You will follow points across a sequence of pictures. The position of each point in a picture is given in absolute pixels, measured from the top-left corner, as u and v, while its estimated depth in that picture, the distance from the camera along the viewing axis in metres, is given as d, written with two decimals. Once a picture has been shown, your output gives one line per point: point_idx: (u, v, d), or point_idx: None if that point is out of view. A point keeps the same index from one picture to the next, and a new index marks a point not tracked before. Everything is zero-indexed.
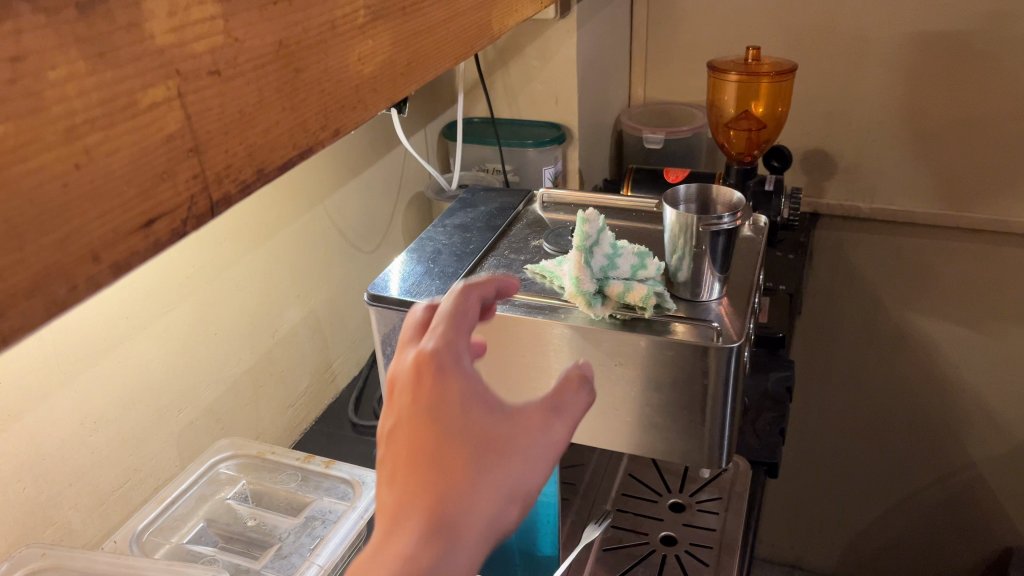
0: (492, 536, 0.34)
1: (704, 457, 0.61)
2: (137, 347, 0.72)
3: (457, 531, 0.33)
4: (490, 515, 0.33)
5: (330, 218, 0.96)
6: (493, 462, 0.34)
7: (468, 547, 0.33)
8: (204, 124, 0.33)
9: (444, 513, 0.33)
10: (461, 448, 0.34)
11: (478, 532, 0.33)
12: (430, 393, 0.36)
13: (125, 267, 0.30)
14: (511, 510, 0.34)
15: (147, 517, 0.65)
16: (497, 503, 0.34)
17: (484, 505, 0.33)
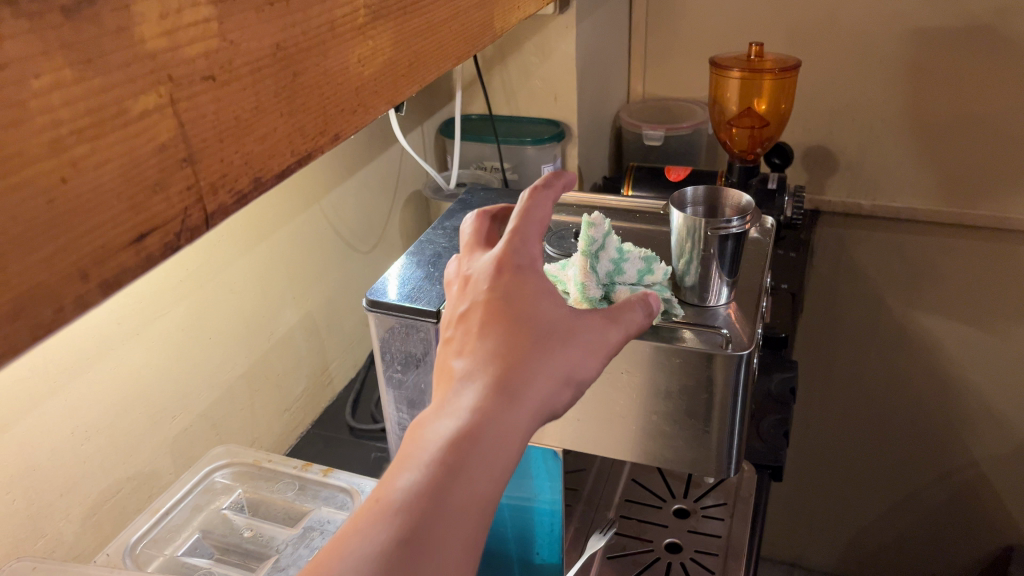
0: (548, 403, 0.44)
1: (712, 466, 0.59)
2: (130, 353, 0.70)
3: (521, 392, 0.43)
4: (548, 384, 0.44)
5: (327, 218, 0.95)
6: (553, 346, 0.46)
7: (530, 405, 0.43)
8: (198, 132, 0.31)
9: (515, 377, 0.44)
10: (531, 333, 0.45)
11: (538, 394, 0.44)
12: (509, 287, 0.47)
13: (116, 285, 0.29)
14: (564, 388, 0.45)
15: (140, 529, 0.63)
16: (555, 379, 0.45)
17: (545, 379, 0.44)
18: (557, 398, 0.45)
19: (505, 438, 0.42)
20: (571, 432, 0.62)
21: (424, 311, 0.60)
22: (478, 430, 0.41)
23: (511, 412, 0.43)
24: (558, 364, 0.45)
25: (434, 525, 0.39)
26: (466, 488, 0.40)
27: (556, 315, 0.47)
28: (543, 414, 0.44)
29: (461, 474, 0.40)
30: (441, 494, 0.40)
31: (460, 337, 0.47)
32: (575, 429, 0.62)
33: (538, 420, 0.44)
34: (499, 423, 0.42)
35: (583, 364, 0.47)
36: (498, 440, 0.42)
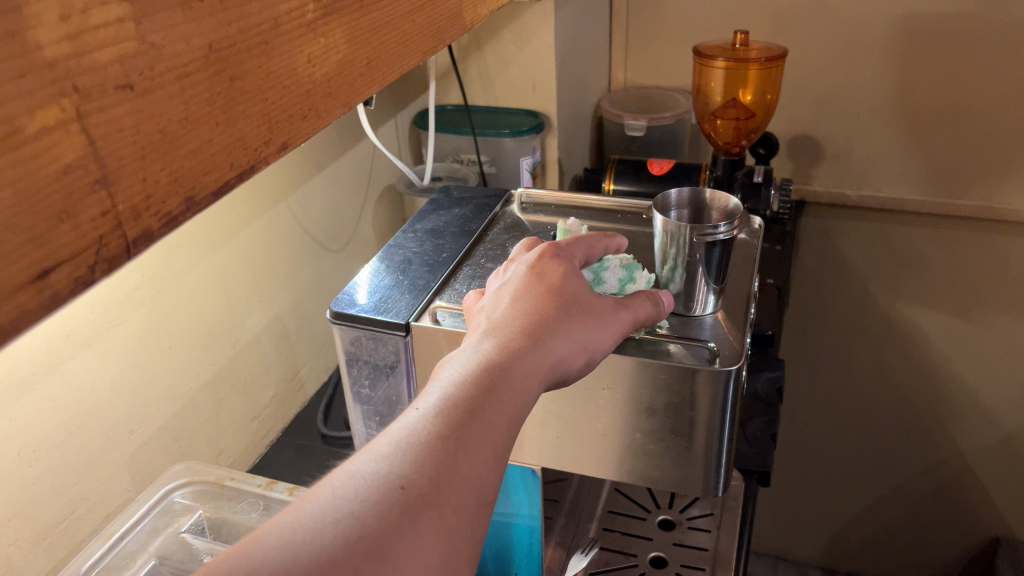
0: (568, 361, 0.47)
1: (699, 485, 0.56)
2: (82, 365, 0.66)
3: (546, 341, 0.46)
4: (570, 340, 0.47)
5: (294, 217, 0.90)
6: (576, 312, 0.49)
7: (553, 355, 0.46)
8: (114, 149, 0.27)
9: (542, 328, 0.46)
10: (559, 296, 0.49)
11: (559, 348, 0.46)
12: (540, 265, 0.51)
13: (15, 329, 0.25)
14: (583, 351, 0.48)
15: (91, 556, 0.59)
16: (576, 340, 0.47)
17: (568, 335, 0.47)
18: (577, 358, 0.47)
19: (529, 376, 0.44)
20: (550, 449, 0.58)
21: (393, 324, 0.56)
22: (508, 365, 0.43)
23: (537, 356, 0.45)
24: (580, 328, 0.48)
25: (470, 427, 0.39)
26: (499, 408, 0.41)
27: (580, 292, 0.50)
28: (560, 371, 0.46)
29: (494, 395, 0.41)
30: (478, 407, 0.40)
31: (488, 301, 0.50)
32: (554, 447, 0.58)
33: (555, 374, 0.46)
34: (526, 365, 0.44)
35: (600, 332, 0.49)
36: (527, 378, 0.44)
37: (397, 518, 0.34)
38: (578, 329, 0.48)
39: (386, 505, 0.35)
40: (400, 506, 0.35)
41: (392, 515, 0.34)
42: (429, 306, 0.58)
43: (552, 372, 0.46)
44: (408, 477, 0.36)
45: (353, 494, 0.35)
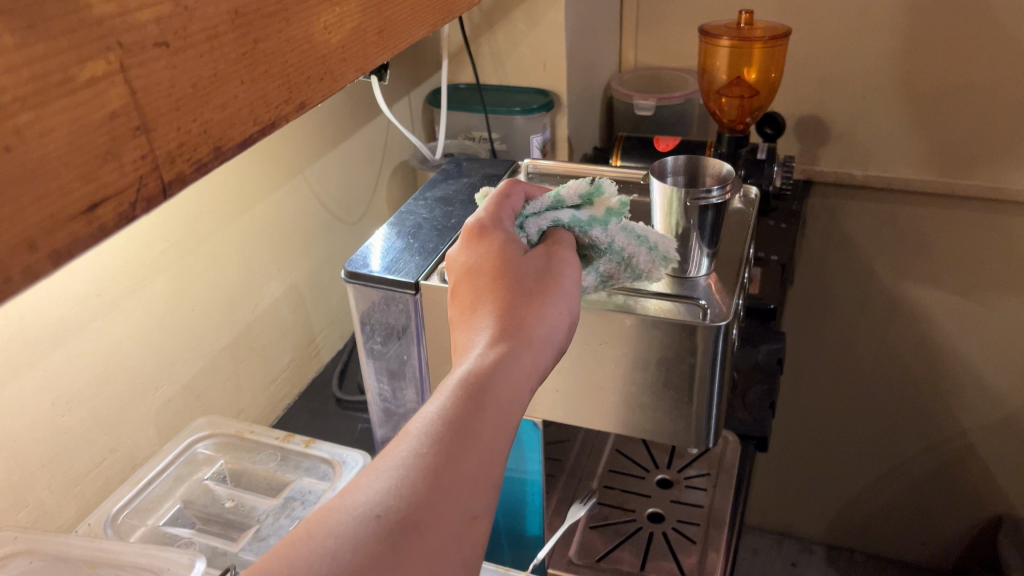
0: (555, 346, 0.47)
1: (690, 438, 0.59)
2: (110, 324, 0.70)
3: (533, 336, 0.46)
4: (545, 330, 0.46)
5: (311, 189, 0.94)
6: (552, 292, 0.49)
7: (531, 351, 0.45)
8: (152, 100, 0.30)
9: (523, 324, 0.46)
10: (523, 286, 0.48)
11: (538, 345, 0.46)
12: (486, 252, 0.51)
13: (67, 255, 0.28)
14: (567, 328, 0.48)
15: (122, 498, 0.64)
16: (562, 326, 0.48)
17: (554, 323, 0.47)
18: (562, 341, 0.48)
19: (512, 375, 0.43)
20: (551, 403, 0.62)
21: (403, 283, 0.60)
22: (499, 369, 0.43)
23: (516, 356, 0.44)
24: (561, 310, 0.48)
25: (455, 444, 0.39)
26: (495, 414, 0.41)
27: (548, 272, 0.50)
28: (544, 366, 0.46)
29: (490, 405, 0.41)
30: (474, 420, 0.40)
31: (458, 310, 0.49)
32: (555, 400, 0.62)
33: (543, 368, 0.46)
34: (507, 368, 0.43)
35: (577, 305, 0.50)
36: (523, 376, 0.44)
37: (380, 549, 0.34)
38: (560, 312, 0.48)
39: (380, 533, 0.35)
40: (382, 536, 0.35)
41: (377, 547, 0.34)
42: (438, 266, 0.61)
43: (544, 362, 0.46)
44: (389, 505, 0.36)
45: (332, 532, 0.35)
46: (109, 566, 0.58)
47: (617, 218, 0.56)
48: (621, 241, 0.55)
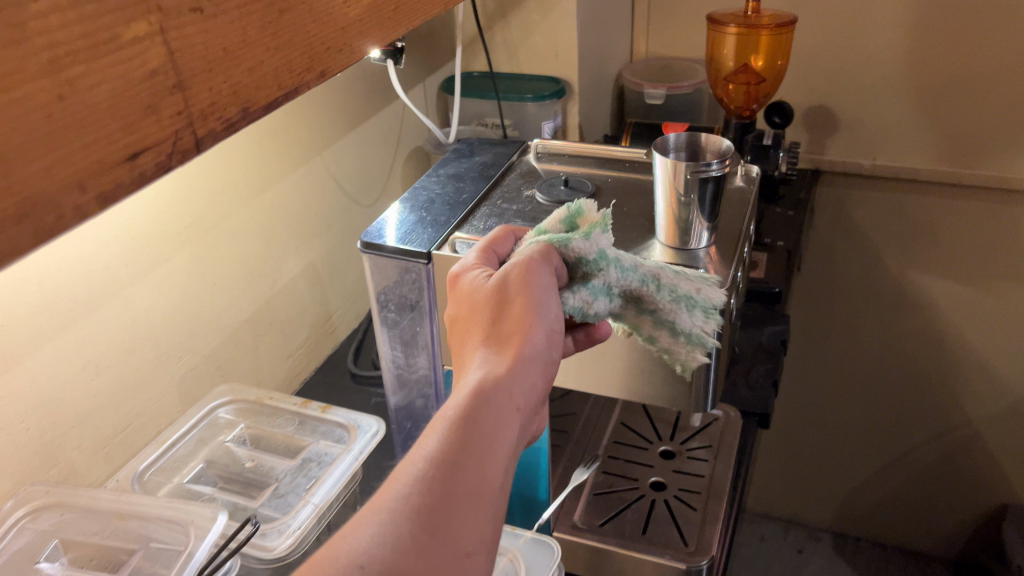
0: (530, 369, 0.50)
1: (689, 402, 0.62)
2: (137, 294, 0.73)
3: (501, 372, 0.48)
4: (524, 367, 0.49)
5: (329, 170, 0.97)
6: (518, 321, 0.51)
7: (510, 388, 0.48)
8: (187, 61, 0.33)
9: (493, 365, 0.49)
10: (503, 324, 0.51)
11: (518, 383, 0.48)
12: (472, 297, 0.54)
13: (111, 198, 0.31)
14: (541, 347, 0.51)
15: (148, 457, 0.67)
16: (533, 349, 0.50)
17: (524, 351, 0.50)
18: (540, 361, 0.50)
19: (492, 420, 0.46)
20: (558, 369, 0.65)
21: (416, 253, 0.63)
22: (471, 419, 0.46)
23: (496, 396, 0.47)
24: (531, 335, 0.50)
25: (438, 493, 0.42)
26: (472, 453, 0.44)
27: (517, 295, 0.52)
28: (526, 401, 0.49)
29: (466, 448, 0.44)
30: (454, 464, 0.43)
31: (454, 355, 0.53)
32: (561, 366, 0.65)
33: (524, 403, 0.48)
34: (486, 413, 0.46)
35: (552, 320, 0.52)
36: (495, 412, 0.46)
37: None
38: (530, 338, 0.50)
39: None
40: None
41: None
42: (449, 238, 0.64)
43: (520, 388, 0.48)
44: (373, 555, 0.39)
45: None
46: (134, 517, 0.62)
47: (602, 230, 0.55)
48: (634, 262, 0.55)
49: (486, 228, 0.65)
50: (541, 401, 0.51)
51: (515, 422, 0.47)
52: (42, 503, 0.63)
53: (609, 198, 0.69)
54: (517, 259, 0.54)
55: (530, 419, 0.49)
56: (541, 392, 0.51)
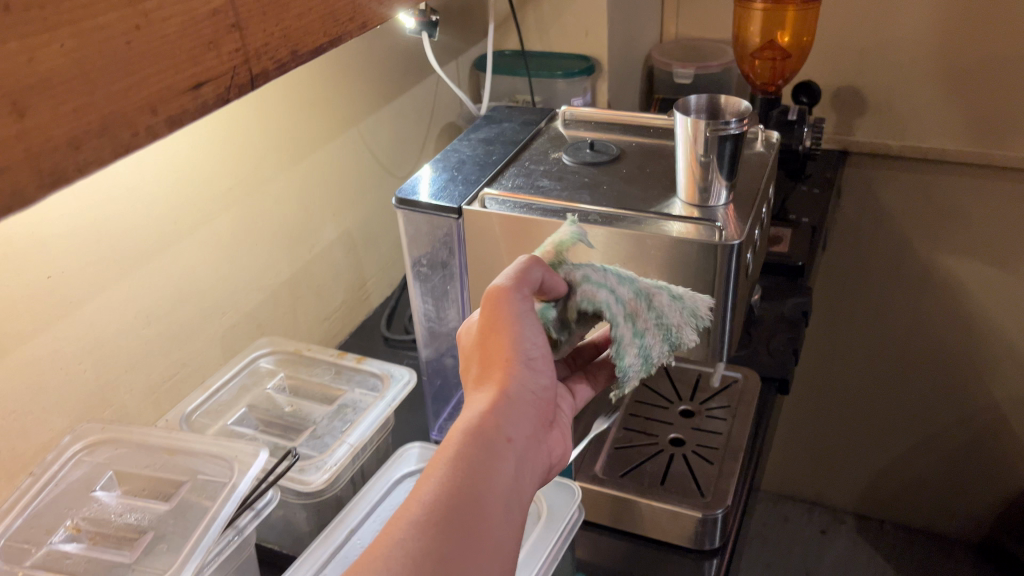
0: (513, 401, 0.51)
1: (705, 352, 0.65)
2: (184, 250, 0.77)
3: (485, 409, 0.50)
4: (513, 407, 0.51)
5: (365, 141, 1.01)
6: (501, 355, 0.52)
7: (501, 429, 0.49)
8: (245, 3, 0.37)
9: (478, 403, 0.50)
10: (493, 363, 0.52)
11: (509, 423, 0.50)
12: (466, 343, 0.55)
13: (177, 122, 0.35)
14: (521, 378, 0.52)
15: (195, 401, 0.72)
16: (514, 382, 0.51)
17: (505, 385, 0.51)
18: (524, 391, 0.52)
19: (486, 462, 0.47)
20: None
21: (447, 208, 0.67)
22: (466, 463, 0.47)
23: (489, 439, 0.48)
24: (510, 369, 0.52)
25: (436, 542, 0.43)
26: (466, 493, 0.45)
27: (494, 330, 0.53)
28: (519, 439, 0.50)
29: (460, 492, 0.46)
30: (451, 505, 0.45)
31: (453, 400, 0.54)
32: None
33: (518, 442, 0.50)
34: (479, 457, 0.47)
35: (532, 349, 0.53)
36: (483, 449, 0.48)
37: None
38: (509, 373, 0.52)
39: None
40: None
41: None
42: (479, 194, 0.68)
43: (507, 420, 0.50)
44: None
45: None
46: (183, 453, 0.66)
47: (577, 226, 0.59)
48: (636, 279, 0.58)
49: (515, 185, 0.69)
50: (537, 428, 0.53)
51: (508, 457, 0.49)
52: (98, 438, 0.68)
53: (633, 161, 0.72)
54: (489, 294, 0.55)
55: (527, 447, 0.51)
56: (534, 420, 0.52)
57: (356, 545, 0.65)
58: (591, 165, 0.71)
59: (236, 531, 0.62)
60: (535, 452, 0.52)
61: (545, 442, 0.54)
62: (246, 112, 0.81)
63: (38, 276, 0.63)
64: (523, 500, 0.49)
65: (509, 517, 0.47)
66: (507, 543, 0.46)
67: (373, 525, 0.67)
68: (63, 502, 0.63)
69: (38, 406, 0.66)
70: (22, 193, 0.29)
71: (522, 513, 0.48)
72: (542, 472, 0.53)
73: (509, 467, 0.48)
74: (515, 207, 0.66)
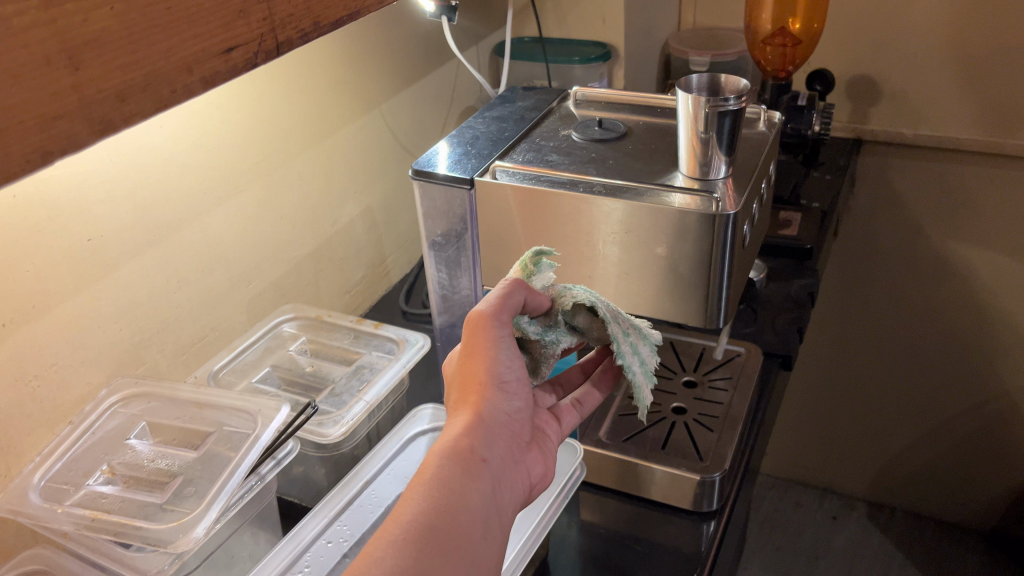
0: (488, 424, 0.54)
1: (703, 318, 0.69)
2: (213, 219, 0.82)
3: (461, 431, 0.52)
4: (488, 431, 0.54)
5: (387, 122, 1.05)
6: (478, 381, 0.55)
7: (477, 451, 0.52)
8: None
9: (455, 426, 0.53)
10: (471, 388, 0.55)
11: (484, 446, 0.53)
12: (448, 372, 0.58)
13: (210, 82, 0.39)
14: (497, 401, 0.55)
15: (223, 359, 0.78)
16: (489, 405, 0.54)
17: (481, 408, 0.54)
18: (499, 414, 0.55)
19: (463, 482, 0.50)
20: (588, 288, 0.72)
21: (461, 179, 0.71)
22: (444, 484, 0.49)
23: (466, 460, 0.51)
24: (486, 393, 0.55)
25: (419, 552, 0.45)
26: (443, 509, 0.48)
27: (471, 356, 0.56)
28: (494, 461, 0.53)
29: (438, 508, 0.48)
30: (430, 522, 0.47)
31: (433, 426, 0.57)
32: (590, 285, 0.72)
33: (493, 464, 0.53)
34: (456, 477, 0.50)
35: (507, 374, 0.56)
36: (461, 470, 0.50)
37: None
38: (485, 397, 0.55)
39: None
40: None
41: None
42: (491, 166, 0.72)
43: (481, 441, 0.53)
44: None
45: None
46: (210, 406, 0.71)
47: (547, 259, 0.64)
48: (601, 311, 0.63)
49: (525, 159, 0.73)
50: (513, 448, 0.55)
51: (484, 476, 0.51)
52: (132, 391, 0.72)
53: (639, 138, 0.75)
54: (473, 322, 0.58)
55: (502, 467, 0.53)
56: (508, 441, 0.55)
57: (371, 496, 0.69)
58: (599, 141, 0.75)
59: (258, 477, 0.66)
60: (510, 471, 0.54)
61: (522, 462, 0.56)
62: (272, 89, 0.85)
63: (78, 237, 0.68)
64: (499, 517, 0.51)
65: (485, 533, 0.49)
66: (482, 558, 0.48)
67: (389, 478, 0.71)
68: (99, 448, 0.68)
69: (78, 360, 0.71)
70: (76, 138, 0.33)
71: (497, 530, 0.51)
72: (519, 491, 0.56)
73: (485, 486, 0.51)
74: (524, 178, 0.70)
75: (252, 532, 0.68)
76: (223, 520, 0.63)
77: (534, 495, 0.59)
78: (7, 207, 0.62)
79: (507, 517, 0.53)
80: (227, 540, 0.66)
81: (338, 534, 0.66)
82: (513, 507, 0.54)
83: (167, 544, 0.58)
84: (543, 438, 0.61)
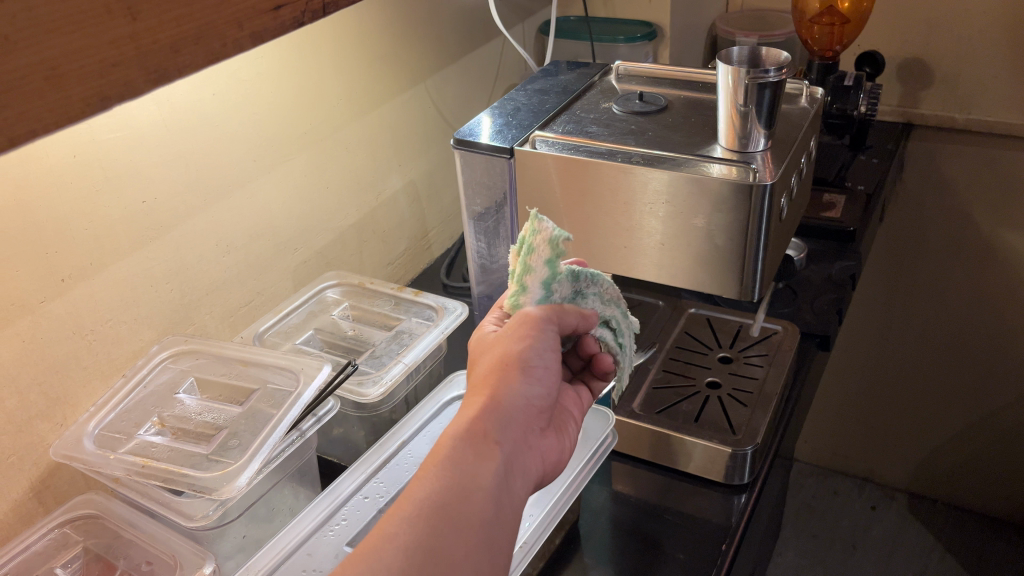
0: (506, 407, 0.53)
1: (738, 290, 0.69)
2: (262, 186, 0.84)
3: (478, 413, 0.52)
4: (508, 415, 0.53)
5: (431, 97, 1.06)
6: (503, 365, 0.54)
7: (493, 433, 0.51)
8: None
9: (472, 407, 0.53)
10: (496, 369, 0.54)
11: (500, 429, 0.52)
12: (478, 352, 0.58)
13: (260, 37, 0.41)
14: (521, 384, 0.54)
15: (268, 322, 0.81)
16: (510, 387, 0.53)
17: (500, 390, 0.53)
18: (519, 398, 0.54)
19: (474, 462, 0.49)
20: (624, 258, 0.73)
21: (501, 148, 0.73)
22: (453, 466, 0.49)
23: (481, 443, 0.51)
24: (508, 376, 0.54)
25: (425, 533, 0.45)
26: (451, 490, 0.48)
27: (503, 343, 0.56)
28: (510, 445, 0.52)
29: (447, 489, 0.48)
30: (438, 502, 0.47)
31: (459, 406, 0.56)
32: (627, 256, 0.73)
33: (509, 448, 0.52)
34: (466, 457, 0.49)
35: (537, 358, 0.55)
36: (472, 451, 0.50)
37: None
38: (507, 379, 0.54)
39: None
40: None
41: None
42: (530, 136, 0.73)
43: (495, 423, 0.52)
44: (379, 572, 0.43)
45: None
46: (254, 364, 0.73)
47: (555, 250, 0.58)
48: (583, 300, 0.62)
49: (565, 130, 0.74)
50: (531, 433, 0.55)
51: (497, 458, 0.50)
52: (183, 348, 0.76)
53: (679, 112, 0.76)
54: (521, 317, 0.58)
55: (517, 450, 0.53)
56: (527, 425, 0.54)
57: (407, 456, 0.71)
58: (639, 114, 0.75)
59: (299, 432, 0.68)
60: (526, 455, 0.54)
61: (539, 448, 0.55)
62: (319, 59, 0.87)
63: (134, 199, 0.71)
64: (512, 499, 0.51)
65: (497, 514, 0.49)
66: (494, 538, 0.48)
67: (425, 439, 0.73)
68: (150, 401, 0.71)
69: (131, 317, 0.74)
70: (132, 85, 0.35)
71: (511, 511, 0.50)
72: (536, 475, 0.55)
73: (500, 468, 0.50)
74: (563, 148, 0.71)
75: (292, 487, 0.71)
76: (265, 472, 0.65)
77: (546, 482, 0.57)
78: (67, 167, 0.65)
79: (520, 499, 0.52)
80: (268, 492, 0.68)
81: (374, 491, 0.68)
82: (528, 490, 0.53)
83: (212, 491, 0.60)
84: (564, 427, 0.60)
